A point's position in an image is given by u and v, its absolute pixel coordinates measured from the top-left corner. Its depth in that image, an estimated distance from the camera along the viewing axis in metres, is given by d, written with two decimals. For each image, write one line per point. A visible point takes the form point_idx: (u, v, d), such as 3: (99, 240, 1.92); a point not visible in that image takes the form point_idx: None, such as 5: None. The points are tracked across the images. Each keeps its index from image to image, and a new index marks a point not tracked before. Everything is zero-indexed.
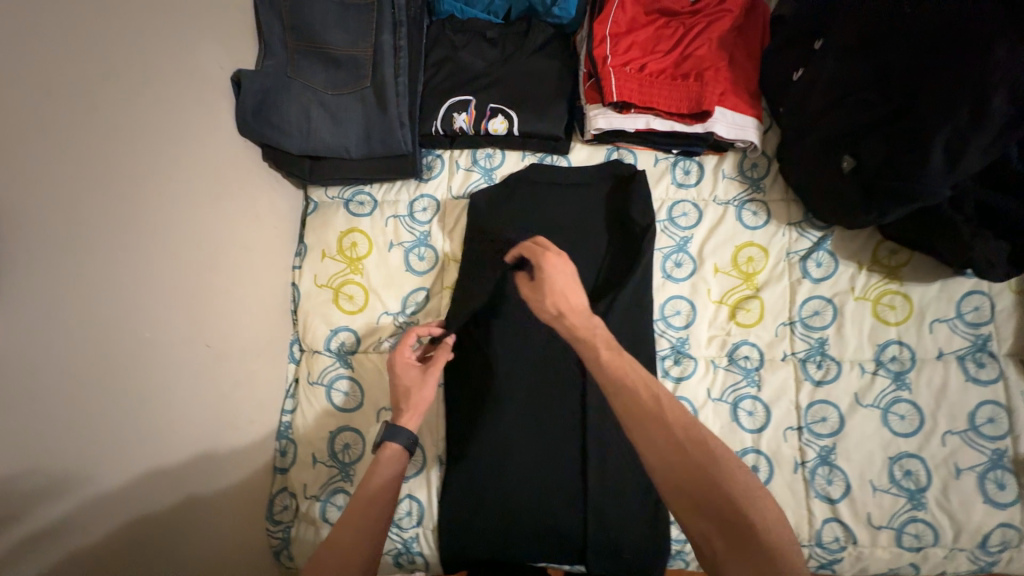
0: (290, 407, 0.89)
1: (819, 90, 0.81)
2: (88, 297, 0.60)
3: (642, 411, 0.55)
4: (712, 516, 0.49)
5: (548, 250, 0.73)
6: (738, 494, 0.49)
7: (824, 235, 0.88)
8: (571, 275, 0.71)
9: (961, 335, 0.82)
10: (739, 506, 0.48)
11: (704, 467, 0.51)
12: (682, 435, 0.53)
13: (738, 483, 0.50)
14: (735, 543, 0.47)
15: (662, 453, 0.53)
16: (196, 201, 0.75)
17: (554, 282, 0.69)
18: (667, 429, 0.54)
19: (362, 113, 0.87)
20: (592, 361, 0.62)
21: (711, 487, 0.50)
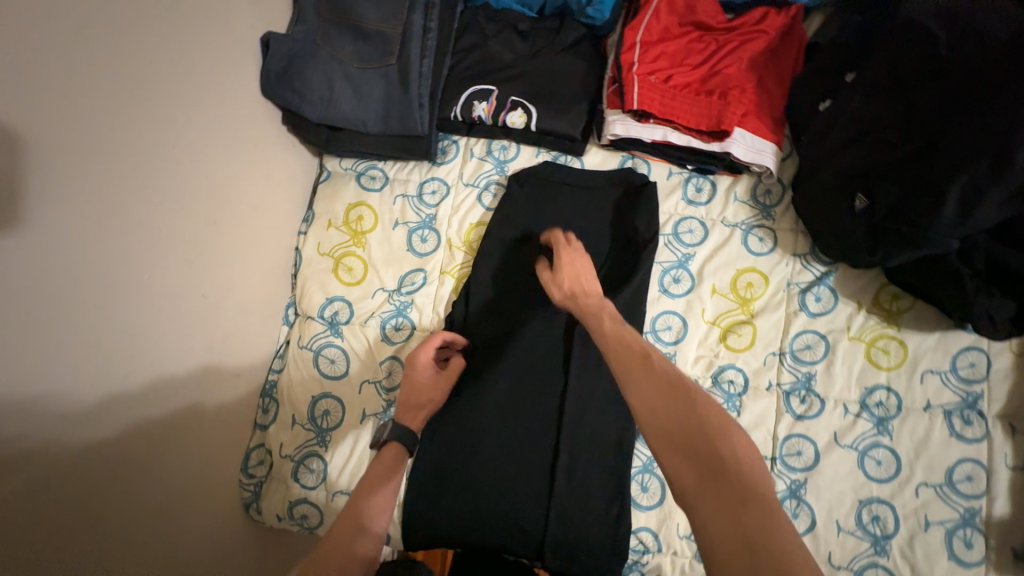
0: (277, 367, 0.91)
1: (841, 124, 0.80)
2: (94, 234, 0.62)
3: (630, 359, 0.58)
4: (683, 443, 0.49)
5: (569, 244, 0.79)
6: (712, 425, 0.49)
7: (827, 271, 0.88)
8: (586, 265, 0.77)
9: (952, 389, 0.81)
10: (711, 435, 0.49)
11: (680, 400, 0.52)
12: (663, 375, 0.55)
13: (712, 415, 0.50)
14: (705, 473, 0.46)
15: (642, 390, 0.54)
16: (209, 154, 0.77)
17: (572, 269, 0.76)
18: (650, 370, 0.56)
19: (384, 90, 0.88)
20: (594, 325, 0.66)
21: (685, 416, 0.51)
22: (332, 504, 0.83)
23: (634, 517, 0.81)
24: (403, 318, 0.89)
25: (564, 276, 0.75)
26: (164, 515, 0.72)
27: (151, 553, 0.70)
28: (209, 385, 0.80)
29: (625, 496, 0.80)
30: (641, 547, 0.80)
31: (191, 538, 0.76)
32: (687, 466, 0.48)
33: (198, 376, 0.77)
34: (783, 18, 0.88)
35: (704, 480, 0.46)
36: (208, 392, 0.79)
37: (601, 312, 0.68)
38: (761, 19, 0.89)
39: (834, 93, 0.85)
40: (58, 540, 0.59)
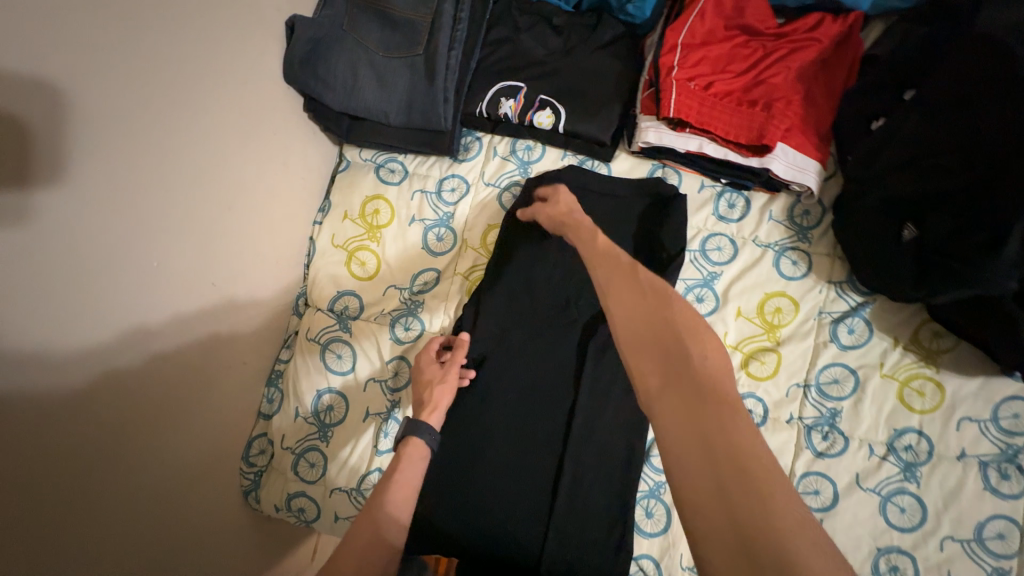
0: (284, 358, 0.90)
1: (892, 147, 0.74)
2: (108, 217, 0.61)
3: (614, 270, 0.57)
4: (654, 343, 0.47)
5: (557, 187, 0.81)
6: (684, 330, 0.47)
7: (864, 302, 0.82)
8: (572, 198, 0.79)
9: (991, 440, 0.75)
10: (681, 339, 0.46)
11: (661, 306, 0.50)
12: (644, 283, 0.53)
13: (687, 321, 0.48)
14: (669, 373, 0.44)
15: (619, 296, 0.53)
16: (226, 140, 0.75)
17: (563, 198, 0.77)
18: (635, 280, 0.54)
19: (409, 81, 0.85)
20: (581, 244, 0.65)
21: (661, 320, 0.48)
22: (329, 499, 0.83)
23: (636, 543, 0.78)
24: (413, 318, 0.87)
25: (558, 205, 0.76)
26: (166, 501, 0.72)
27: (151, 537, 0.70)
28: (216, 374, 0.79)
29: (628, 520, 0.77)
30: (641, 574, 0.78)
31: (191, 525, 0.76)
32: (654, 362, 0.45)
33: (204, 365, 0.76)
34: (839, 26, 0.82)
35: (667, 376, 0.44)
36: (214, 381, 0.79)
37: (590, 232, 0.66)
38: (814, 26, 0.83)
39: (888, 112, 0.79)
40: (59, 523, 0.59)
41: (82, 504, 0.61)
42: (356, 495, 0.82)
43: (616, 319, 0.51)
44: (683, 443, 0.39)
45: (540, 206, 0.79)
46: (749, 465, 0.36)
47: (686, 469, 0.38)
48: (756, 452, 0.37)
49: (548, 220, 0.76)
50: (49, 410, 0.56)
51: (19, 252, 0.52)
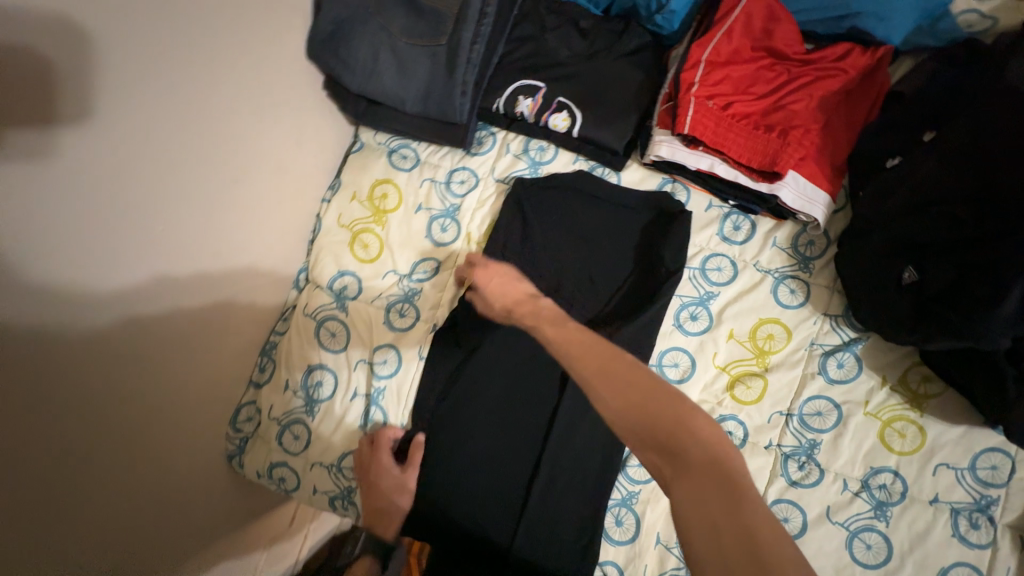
0: (280, 329, 0.92)
1: (905, 188, 0.73)
2: (121, 176, 0.61)
3: (582, 355, 0.54)
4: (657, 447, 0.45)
5: (476, 265, 0.76)
6: (679, 425, 0.46)
7: (856, 338, 0.82)
8: (510, 274, 0.73)
9: (965, 488, 0.76)
10: (678, 435, 0.45)
11: (649, 397, 0.48)
12: (617, 371, 0.50)
13: (677, 410, 0.47)
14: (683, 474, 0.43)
15: (601, 389, 0.50)
16: (242, 110, 0.76)
17: (490, 289, 0.71)
18: (611, 368, 0.51)
19: (429, 70, 0.85)
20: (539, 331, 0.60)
21: (654, 413, 0.47)
22: (311, 471, 0.85)
23: (602, 549, 0.79)
24: (409, 304, 0.88)
25: (494, 301, 0.70)
26: (157, 460, 0.74)
27: (136, 495, 0.71)
28: (215, 339, 0.80)
29: (597, 525, 0.78)
30: None
31: (179, 482, 0.79)
32: (664, 468, 0.45)
33: (203, 331, 0.78)
34: (867, 58, 0.81)
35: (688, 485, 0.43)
36: (212, 346, 0.80)
37: (540, 323, 0.61)
38: (843, 55, 0.81)
39: (904, 151, 0.78)
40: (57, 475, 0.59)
41: (78, 462, 0.62)
42: (338, 472, 0.84)
43: (608, 415, 0.49)
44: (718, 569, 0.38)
45: (482, 305, 0.73)
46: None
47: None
48: (776, 544, 0.38)
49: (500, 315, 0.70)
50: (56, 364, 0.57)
51: (37, 203, 0.52)
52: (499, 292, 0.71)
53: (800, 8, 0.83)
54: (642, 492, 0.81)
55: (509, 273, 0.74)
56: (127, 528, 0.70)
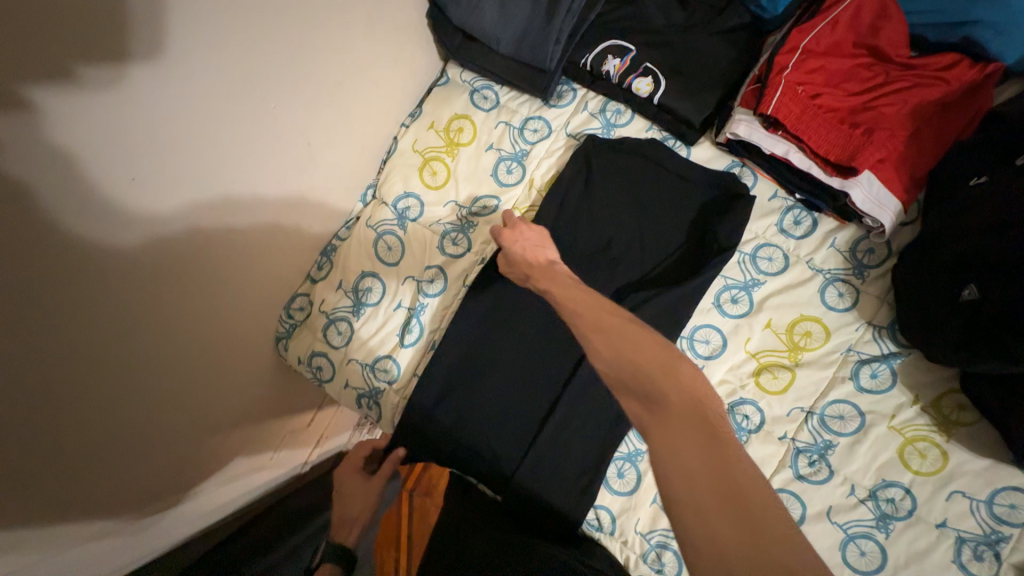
0: (341, 236, 0.99)
1: (989, 205, 0.70)
2: (244, 47, 0.67)
3: (588, 319, 0.57)
4: (637, 396, 0.47)
5: (507, 227, 0.80)
6: (660, 372, 0.47)
7: (897, 352, 0.82)
8: (535, 239, 0.79)
9: (977, 520, 0.75)
10: (658, 381, 0.46)
11: (637, 350, 0.50)
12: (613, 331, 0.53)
13: (661, 360, 0.48)
14: (661, 417, 0.44)
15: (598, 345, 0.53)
16: (351, 19, 0.83)
17: (517, 254, 0.77)
18: (604, 330, 0.54)
19: (529, 15, 0.89)
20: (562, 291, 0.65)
21: (639, 358, 0.49)
22: (346, 366, 0.92)
23: (599, 494, 0.82)
24: (463, 235, 0.93)
25: (517, 266, 0.77)
26: (225, 319, 0.81)
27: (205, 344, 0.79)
28: (289, 226, 0.88)
29: (600, 471, 0.81)
30: (597, 523, 0.82)
31: (237, 347, 0.86)
32: (644, 414, 0.46)
33: (281, 214, 0.85)
34: (973, 74, 0.78)
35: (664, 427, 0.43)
36: (286, 232, 0.88)
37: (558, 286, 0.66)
38: (949, 66, 0.79)
39: (995, 168, 0.73)
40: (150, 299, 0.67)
41: (174, 292, 0.70)
42: (370, 371, 0.91)
43: (601, 365, 0.52)
44: (691, 496, 0.39)
45: (508, 266, 0.80)
46: (750, 501, 0.38)
47: (698, 522, 0.38)
48: (746, 479, 0.39)
49: (519, 277, 0.77)
50: (169, 202, 0.65)
51: (178, 43, 0.59)
52: (524, 258, 0.76)
53: (911, 11, 0.82)
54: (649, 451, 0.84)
55: (539, 238, 0.79)
56: (197, 369, 0.79)
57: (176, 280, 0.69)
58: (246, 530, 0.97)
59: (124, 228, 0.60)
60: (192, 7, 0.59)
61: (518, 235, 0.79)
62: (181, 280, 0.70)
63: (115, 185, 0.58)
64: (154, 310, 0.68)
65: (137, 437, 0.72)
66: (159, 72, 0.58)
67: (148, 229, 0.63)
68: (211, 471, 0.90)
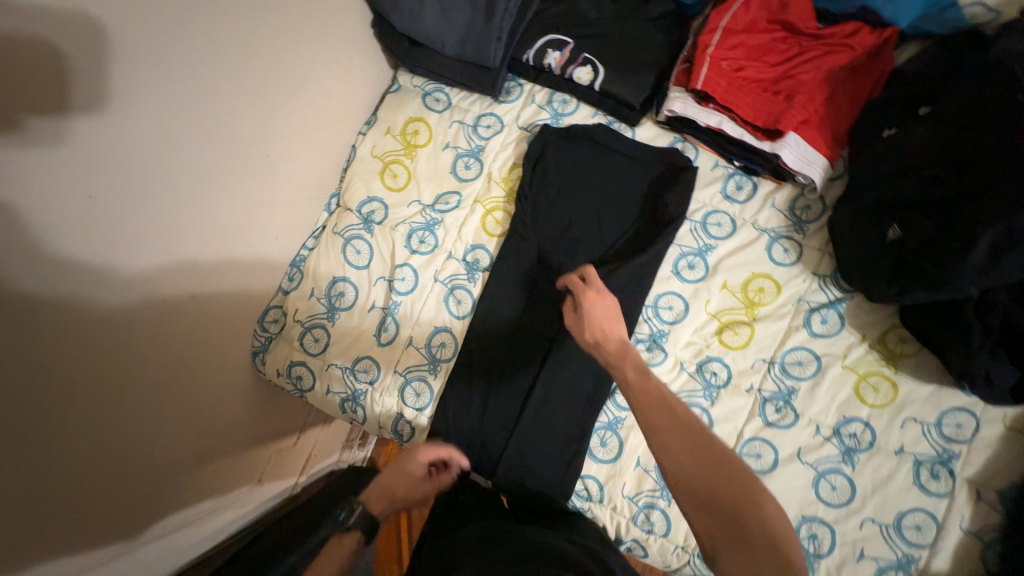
0: (309, 246, 1.00)
1: (900, 152, 0.79)
2: (193, 65, 0.69)
3: (658, 417, 0.55)
4: (718, 518, 0.48)
5: (589, 288, 0.74)
6: (742, 504, 0.48)
7: (842, 297, 0.88)
8: (615, 312, 0.72)
9: (930, 442, 0.81)
10: (739, 515, 0.47)
11: (718, 469, 0.50)
12: (689, 438, 0.53)
13: (743, 490, 0.49)
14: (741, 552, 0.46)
15: (672, 454, 0.52)
16: (299, 32, 0.85)
17: (595, 317, 0.71)
18: (684, 436, 0.53)
19: (469, 18, 0.94)
20: (618, 377, 0.63)
21: (717, 484, 0.49)
22: (325, 372, 0.93)
23: (585, 465, 0.85)
24: (429, 233, 0.95)
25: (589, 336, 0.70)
26: (194, 337, 0.81)
27: (178, 364, 0.79)
28: (255, 239, 0.89)
29: (582, 442, 0.85)
30: (585, 493, 0.85)
31: (210, 365, 0.86)
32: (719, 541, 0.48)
33: (245, 227, 0.86)
34: (874, 39, 0.87)
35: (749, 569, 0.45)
36: (253, 245, 0.89)
37: (624, 366, 0.63)
38: (852, 33, 0.87)
39: (902, 121, 0.83)
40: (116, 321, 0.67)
41: (140, 311, 0.70)
42: (350, 374, 0.92)
43: (673, 478, 0.52)
44: None
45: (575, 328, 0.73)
46: None
47: None
48: None
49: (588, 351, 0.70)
50: (131, 218, 0.66)
51: (126, 63, 0.61)
52: (600, 328, 0.70)
53: None
54: (627, 419, 0.87)
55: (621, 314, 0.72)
56: (176, 385, 0.79)
57: (148, 297, 0.70)
58: (238, 552, 0.96)
59: (81, 249, 0.60)
60: (135, 29, 0.60)
61: (599, 304, 0.72)
62: (149, 299, 0.71)
63: (69, 207, 0.58)
64: (127, 328, 0.68)
65: (119, 456, 0.72)
66: (106, 91, 0.59)
67: (107, 248, 0.63)
68: (196, 496, 0.89)
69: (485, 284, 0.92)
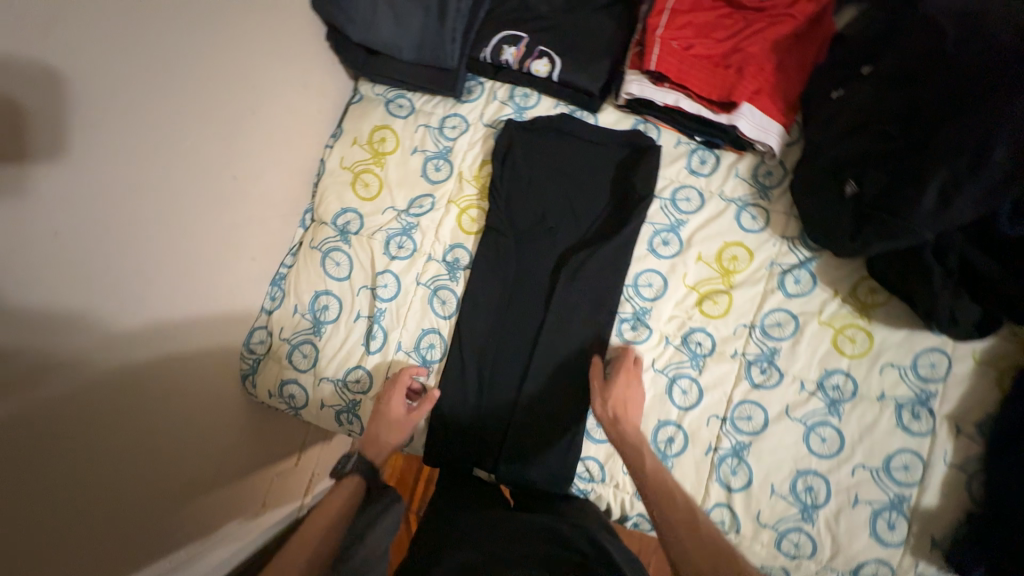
0: (288, 263, 1.00)
1: (849, 112, 0.82)
2: (148, 93, 0.69)
3: (678, 515, 0.69)
4: None
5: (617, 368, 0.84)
6: None
7: (811, 257, 0.91)
8: (634, 395, 0.83)
9: (908, 384, 0.85)
10: None
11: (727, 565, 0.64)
12: (704, 539, 0.67)
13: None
14: None
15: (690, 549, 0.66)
16: (255, 51, 0.85)
17: (618, 394, 0.82)
18: (695, 529, 0.68)
19: (423, 21, 0.95)
20: (637, 467, 0.75)
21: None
22: (317, 387, 0.93)
23: (584, 447, 0.87)
24: (406, 237, 0.96)
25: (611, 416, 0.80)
26: (179, 366, 0.80)
27: (166, 394, 0.78)
28: (230, 262, 0.88)
29: (579, 425, 0.86)
30: (587, 475, 0.87)
31: (198, 393, 0.85)
32: None
33: (220, 251, 0.85)
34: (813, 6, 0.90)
35: None
36: (229, 268, 0.88)
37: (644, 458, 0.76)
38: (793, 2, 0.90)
39: (848, 82, 0.87)
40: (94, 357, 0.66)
41: (118, 344, 0.69)
42: (342, 386, 0.92)
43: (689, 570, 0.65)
44: None
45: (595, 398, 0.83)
46: None
47: None
48: None
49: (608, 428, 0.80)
50: (100, 252, 0.65)
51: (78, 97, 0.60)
52: (622, 408, 0.81)
53: None
54: None
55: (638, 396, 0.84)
56: (164, 415, 0.78)
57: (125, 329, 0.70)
58: None
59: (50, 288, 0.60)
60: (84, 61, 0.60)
61: (625, 386, 0.83)
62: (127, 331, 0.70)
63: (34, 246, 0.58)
64: (106, 362, 0.68)
65: (112, 494, 0.71)
66: (62, 126, 0.59)
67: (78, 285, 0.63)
68: (199, 529, 0.88)
69: (468, 280, 0.93)
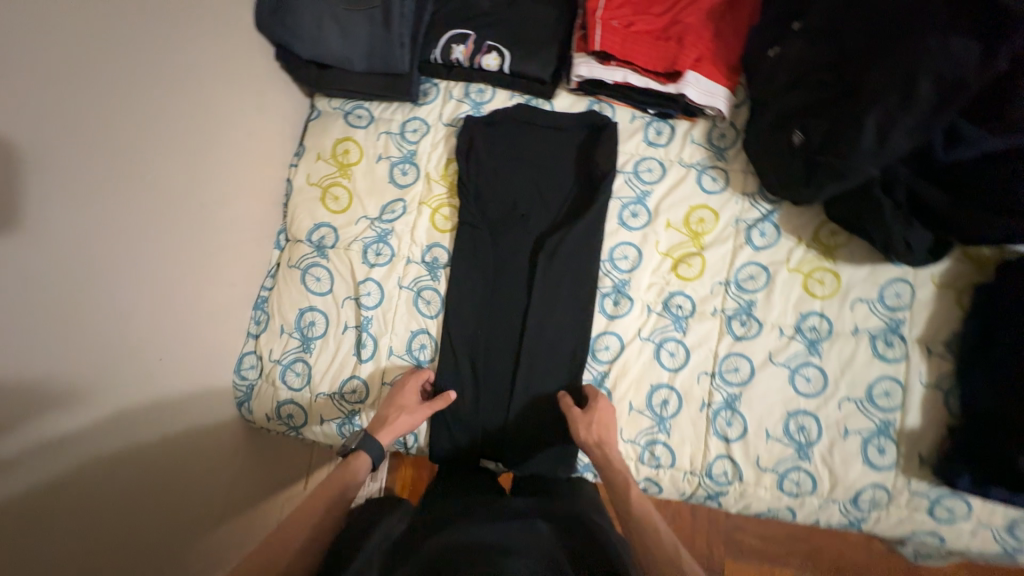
0: (268, 285, 1.00)
1: (786, 67, 0.87)
2: (105, 129, 0.69)
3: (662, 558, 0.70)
4: None
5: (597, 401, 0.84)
6: None
7: (772, 209, 0.95)
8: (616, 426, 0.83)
9: (878, 315, 0.89)
10: None
11: None
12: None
13: None
14: None
15: None
16: (208, 78, 0.86)
17: (600, 425, 0.82)
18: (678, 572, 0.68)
19: (369, 30, 0.96)
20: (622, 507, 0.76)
21: None
22: (314, 403, 0.93)
23: None
24: (383, 243, 0.97)
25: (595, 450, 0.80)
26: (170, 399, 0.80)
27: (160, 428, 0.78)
28: (210, 290, 0.88)
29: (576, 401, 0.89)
30: None
31: (194, 426, 0.85)
32: None
33: (197, 280, 0.85)
34: None
35: None
36: (209, 297, 0.88)
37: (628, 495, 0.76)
38: None
39: (781, 39, 0.90)
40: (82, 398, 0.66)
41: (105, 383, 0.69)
42: (339, 398, 0.92)
43: None
44: None
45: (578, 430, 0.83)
46: None
47: None
48: None
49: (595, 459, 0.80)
50: (74, 294, 0.65)
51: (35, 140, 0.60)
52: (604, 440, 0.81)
53: None
54: (613, 369, 0.91)
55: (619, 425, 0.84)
56: (162, 449, 0.78)
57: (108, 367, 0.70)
58: None
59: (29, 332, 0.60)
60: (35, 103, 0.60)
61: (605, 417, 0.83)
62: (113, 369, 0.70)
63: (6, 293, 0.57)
64: (94, 402, 0.68)
65: (121, 533, 0.70)
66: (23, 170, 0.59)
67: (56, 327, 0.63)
68: (214, 563, 0.87)
69: (449, 276, 0.94)
